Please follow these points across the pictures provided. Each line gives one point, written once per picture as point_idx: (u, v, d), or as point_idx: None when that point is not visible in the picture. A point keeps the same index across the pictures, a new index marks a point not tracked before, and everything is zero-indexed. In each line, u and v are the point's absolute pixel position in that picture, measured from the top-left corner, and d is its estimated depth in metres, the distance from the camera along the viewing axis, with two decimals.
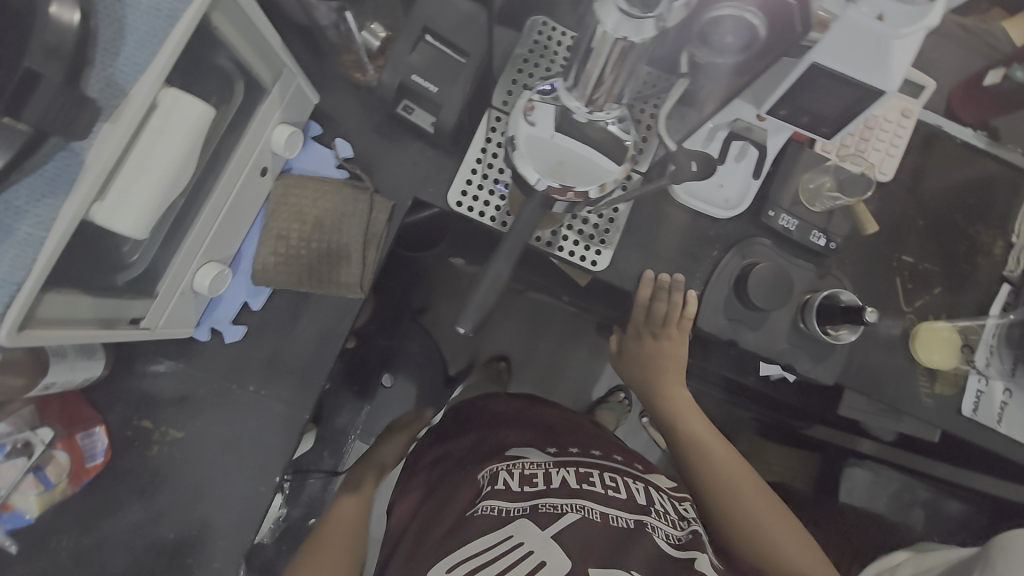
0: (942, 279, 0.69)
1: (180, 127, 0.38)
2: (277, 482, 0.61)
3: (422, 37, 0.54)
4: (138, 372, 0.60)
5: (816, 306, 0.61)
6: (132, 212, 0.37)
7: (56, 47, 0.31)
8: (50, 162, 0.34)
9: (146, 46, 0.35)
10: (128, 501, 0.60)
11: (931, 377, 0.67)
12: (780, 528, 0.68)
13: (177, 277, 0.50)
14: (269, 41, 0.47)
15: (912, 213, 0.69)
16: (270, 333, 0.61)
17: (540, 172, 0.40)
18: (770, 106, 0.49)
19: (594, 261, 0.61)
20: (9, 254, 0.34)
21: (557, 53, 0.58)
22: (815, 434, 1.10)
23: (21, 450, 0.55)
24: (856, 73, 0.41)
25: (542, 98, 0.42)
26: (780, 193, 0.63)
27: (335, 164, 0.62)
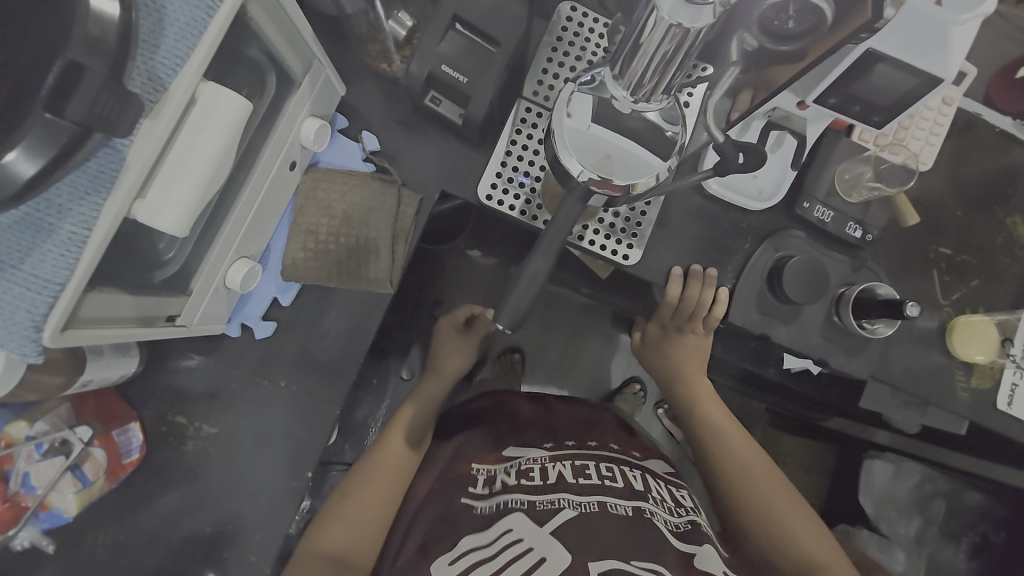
0: (980, 271, 0.68)
1: (221, 122, 0.37)
2: (308, 476, 0.61)
3: (452, 25, 0.53)
4: (169, 368, 0.60)
5: (852, 300, 0.60)
6: (180, 208, 0.37)
7: (99, 39, 0.31)
8: (93, 158, 0.33)
9: (186, 39, 0.34)
10: (162, 496, 0.60)
11: (967, 370, 0.65)
12: (797, 516, 0.63)
13: (211, 274, 0.50)
14: (301, 32, 0.46)
15: (949, 203, 0.67)
16: (300, 328, 0.61)
17: (584, 164, 0.39)
18: (817, 96, 0.47)
19: (625, 255, 0.60)
20: (53, 253, 0.33)
21: (588, 40, 0.56)
22: (834, 426, 1.10)
23: (59, 449, 0.56)
24: (915, 60, 0.41)
25: (582, 88, 0.40)
26: (816, 183, 0.61)
27: (362, 157, 0.61)
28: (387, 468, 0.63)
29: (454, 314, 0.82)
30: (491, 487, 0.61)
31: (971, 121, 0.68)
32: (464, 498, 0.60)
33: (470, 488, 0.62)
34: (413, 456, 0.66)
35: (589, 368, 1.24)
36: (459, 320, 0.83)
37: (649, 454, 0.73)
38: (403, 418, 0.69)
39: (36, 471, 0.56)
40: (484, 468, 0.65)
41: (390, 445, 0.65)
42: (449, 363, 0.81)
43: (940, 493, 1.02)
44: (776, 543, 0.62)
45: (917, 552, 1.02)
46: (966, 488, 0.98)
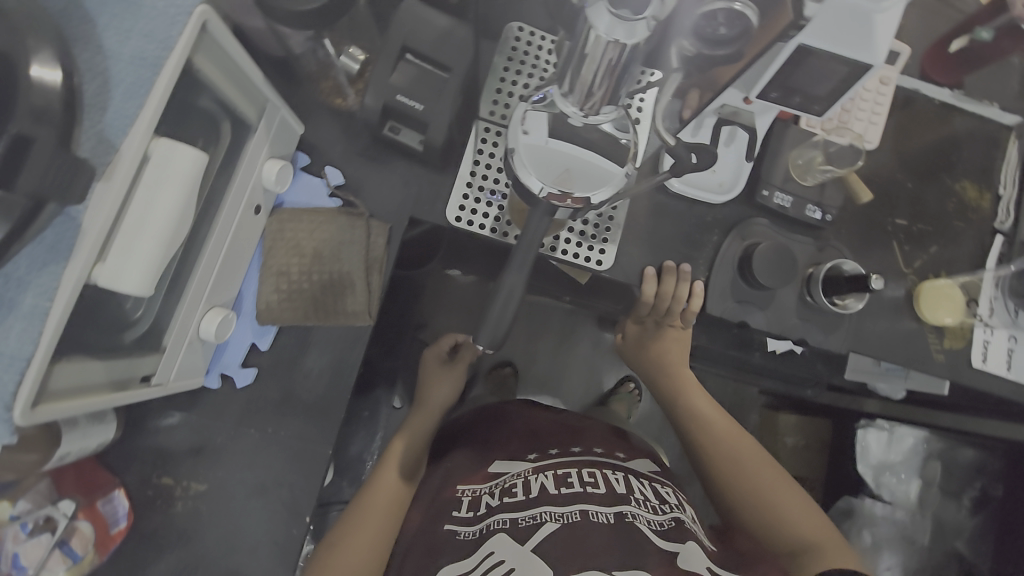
0: (937, 237, 0.70)
1: (175, 177, 0.37)
2: (307, 522, 0.60)
3: (403, 55, 0.53)
4: (150, 429, 0.59)
5: (822, 279, 0.62)
6: (135, 269, 0.36)
7: (44, 108, 0.30)
8: (49, 228, 0.33)
9: (134, 98, 0.34)
10: (155, 563, 0.58)
11: (939, 333, 0.68)
12: (786, 496, 0.63)
13: (185, 325, 0.49)
14: (251, 76, 0.47)
15: (899, 176, 0.70)
16: (282, 371, 0.60)
17: (544, 181, 0.40)
18: (761, 90, 0.49)
19: (599, 260, 0.61)
20: (16, 328, 0.32)
21: (538, 57, 0.58)
22: (822, 401, 1.12)
23: (44, 526, 0.54)
24: (846, 50, 0.43)
25: (535, 106, 0.41)
26: (772, 170, 0.63)
27: (327, 193, 0.61)
28: (382, 502, 0.63)
29: (439, 344, 0.83)
30: (477, 509, 0.59)
31: (909, 97, 0.72)
32: (447, 525, 0.58)
33: (454, 512, 0.60)
34: (405, 488, 0.66)
35: (580, 374, 1.24)
36: (444, 351, 0.84)
37: (635, 454, 0.72)
38: (396, 452, 0.69)
39: (24, 552, 0.53)
40: (469, 489, 0.63)
41: (383, 479, 0.65)
42: (436, 393, 0.80)
43: (935, 454, 1.03)
44: (766, 525, 0.62)
45: (919, 513, 1.03)
46: (958, 445, 0.98)
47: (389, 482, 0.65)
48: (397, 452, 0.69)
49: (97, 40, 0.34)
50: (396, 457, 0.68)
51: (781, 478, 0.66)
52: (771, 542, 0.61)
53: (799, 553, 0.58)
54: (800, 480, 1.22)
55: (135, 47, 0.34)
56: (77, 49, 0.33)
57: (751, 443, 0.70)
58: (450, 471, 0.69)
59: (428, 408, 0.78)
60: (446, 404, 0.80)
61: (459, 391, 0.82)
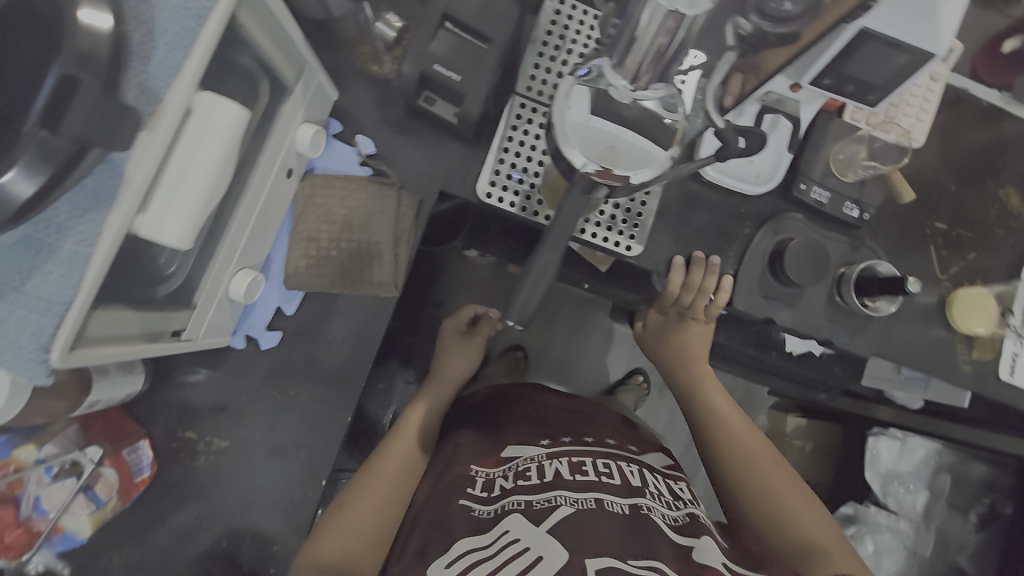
0: (976, 244, 0.68)
1: (214, 131, 0.37)
2: (323, 485, 0.61)
3: (442, 24, 0.52)
4: (176, 384, 0.60)
5: (854, 280, 0.61)
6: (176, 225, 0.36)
7: (90, 54, 0.30)
8: (90, 176, 0.33)
9: (178, 50, 0.34)
10: (176, 513, 0.60)
11: (968, 343, 0.66)
12: (798, 502, 0.63)
13: (214, 286, 0.50)
14: (291, 37, 0.46)
15: (942, 178, 0.68)
16: (306, 337, 0.60)
17: (588, 156, 0.39)
18: (812, 77, 0.48)
19: (628, 246, 0.60)
20: (55, 273, 0.33)
21: (579, 32, 0.56)
22: (836, 405, 1.11)
23: (70, 470, 0.55)
24: (908, 37, 0.42)
25: (579, 80, 0.40)
26: (812, 163, 0.61)
27: (358, 162, 0.61)
28: (389, 470, 0.63)
29: (458, 317, 0.84)
30: (491, 490, 0.60)
31: (958, 96, 0.69)
32: (461, 500, 0.58)
33: (467, 489, 0.60)
34: (416, 458, 0.66)
35: (592, 362, 1.24)
36: (462, 325, 0.84)
37: (647, 448, 0.71)
38: (413, 421, 0.70)
39: (47, 495, 0.54)
40: (482, 470, 0.63)
41: (395, 448, 0.66)
42: (453, 364, 0.81)
43: (945, 468, 1.02)
44: (777, 528, 0.61)
45: (925, 526, 1.02)
46: (971, 461, 0.97)
47: (398, 453, 0.65)
48: (410, 425, 0.69)
49: None
50: (411, 427, 0.69)
51: (796, 485, 0.65)
52: (780, 545, 0.60)
53: (806, 557, 0.57)
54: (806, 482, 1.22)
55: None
56: None
57: (767, 445, 0.69)
58: (462, 447, 0.68)
59: (444, 380, 0.78)
60: (461, 378, 0.80)
61: (474, 366, 0.82)
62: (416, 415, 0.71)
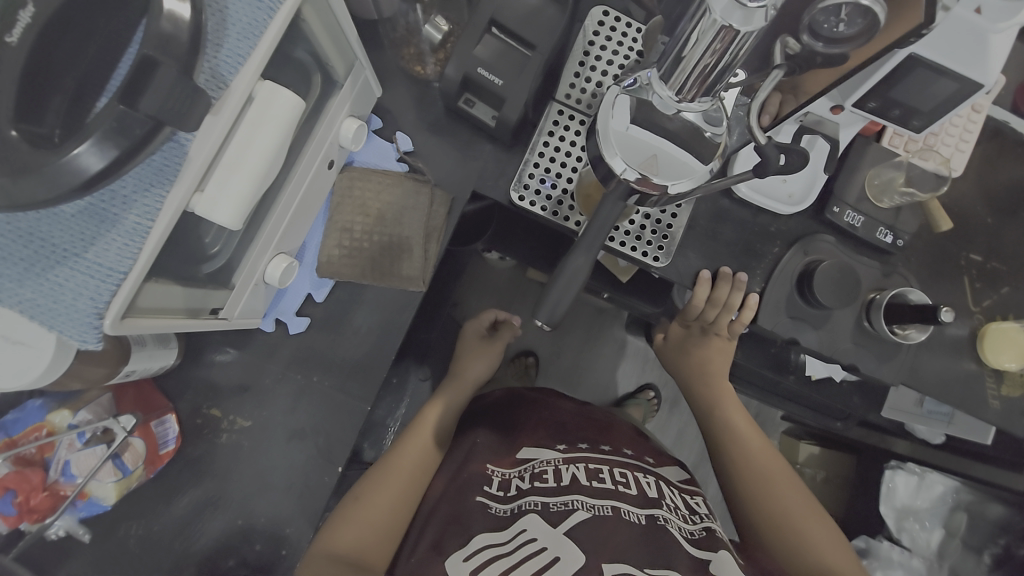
0: (1011, 278, 0.67)
1: (273, 118, 0.38)
2: (339, 472, 0.62)
3: (488, 29, 0.54)
4: (204, 362, 0.62)
5: (884, 306, 0.60)
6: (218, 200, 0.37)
7: (170, 37, 0.31)
8: (158, 152, 0.34)
9: (247, 39, 0.35)
10: (196, 487, 0.61)
11: (998, 378, 0.65)
12: (816, 527, 0.62)
13: (252, 268, 0.51)
14: (347, 35, 0.48)
15: (979, 209, 0.67)
16: (333, 325, 0.62)
17: (629, 163, 0.40)
18: (856, 100, 0.48)
19: (656, 257, 0.61)
20: (117, 243, 0.34)
21: (621, 43, 0.57)
22: (853, 434, 1.09)
23: (101, 437, 0.56)
24: (958, 66, 0.42)
25: (626, 90, 0.41)
26: (846, 187, 0.61)
27: (395, 157, 0.62)
28: (406, 464, 0.64)
29: (480, 320, 0.84)
30: (507, 490, 0.61)
31: (999, 128, 0.68)
32: (478, 497, 0.59)
33: (484, 487, 0.61)
34: (432, 454, 0.67)
35: (605, 373, 1.24)
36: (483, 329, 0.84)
37: (663, 460, 0.71)
38: (429, 417, 0.71)
39: (77, 460, 0.55)
40: (499, 470, 0.64)
41: (412, 442, 0.67)
42: (470, 367, 0.81)
43: (962, 506, 0.98)
44: (793, 551, 0.60)
45: (938, 564, 1.00)
46: (987, 501, 0.92)
47: (415, 448, 0.66)
48: (427, 422, 0.70)
49: None
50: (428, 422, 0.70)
51: (814, 508, 0.64)
52: (795, 568, 0.59)
53: None
54: None
55: None
56: None
57: (785, 466, 0.68)
58: (478, 447, 0.69)
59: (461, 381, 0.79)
60: (479, 381, 0.80)
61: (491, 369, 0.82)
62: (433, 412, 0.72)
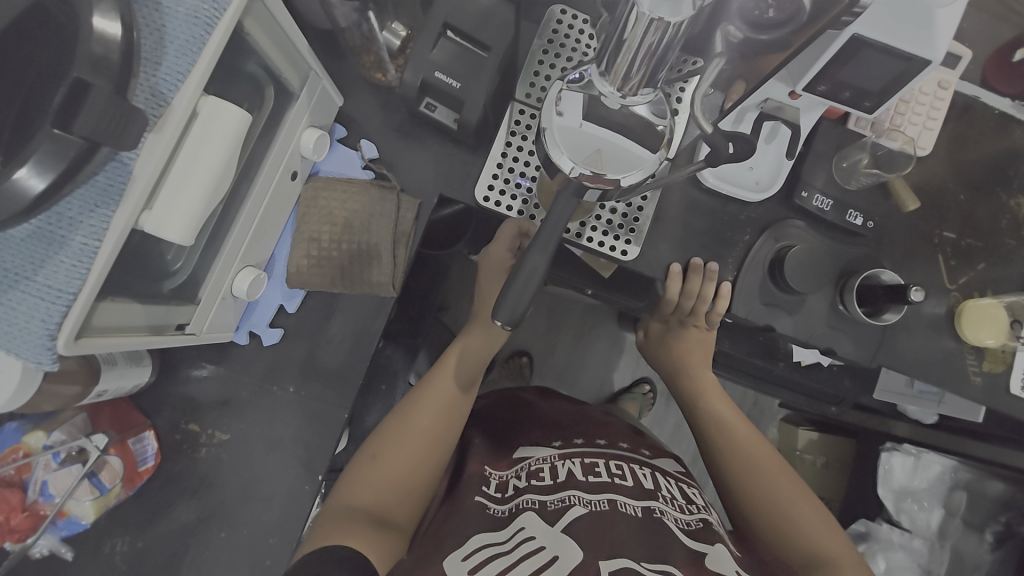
0: (987, 254, 0.66)
1: (218, 135, 0.39)
2: (319, 480, 0.62)
3: (444, 33, 0.54)
4: (181, 378, 0.62)
5: (856, 288, 0.60)
6: (197, 197, 0.39)
7: (102, 57, 0.32)
8: (101, 172, 0.34)
9: (186, 55, 0.36)
10: (179, 502, 0.62)
11: (978, 354, 0.64)
12: (807, 511, 0.61)
13: (218, 283, 0.51)
14: (297, 46, 0.48)
15: (951, 187, 0.66)
16: (306, 334, 0.62)
17: (575, 160, 0.39)
18: (807, 83, 0.48)
19: (624, 251, 0.60)
20: (65, 263, 0.35)
21: (579, 40, 0.57)
22: (846, 418, 1.08)
23: (76, 457, 0.57)
24: (901, 43, 0.41)
25: (571, 86, 0.41)
26: (813, 171, 0.61)
27: (361, 165, 0.62)
28: (426, 422, 0.63)
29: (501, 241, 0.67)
30: (505, 491, 0.60)
31: (968, 105, 0.67)
32: (477, 497, 0.58)
33: (482, 487, 0.61)
34: (457, 407, 0.66)
35: (596, 369, 1.23)
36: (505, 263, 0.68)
37: (658, 452, 0.72)
38: (450, 363, 0.68)
39: (54, 480, 0.56)
40: (497, 472, 0.64)
41: (431, 398, 0.65)
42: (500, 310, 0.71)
43: (961, 484, 0.97)
44: (784, 536, 0.60)
45: (940, 544, 0.99)
46: (987, 478, 0.92)
47: (436, 404, 0.65)
48: (447, 371, 0.67)
49: None
50: (449, 374, 0.67)
51: (802, 492, 0.64)
52: (789, 554, 0.59)
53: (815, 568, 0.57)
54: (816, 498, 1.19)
55: (190, 6, 0.36)
56: (137, 5, 0.35)
57: (771, 452, 0.68)
58: (479, 448, 0.70)
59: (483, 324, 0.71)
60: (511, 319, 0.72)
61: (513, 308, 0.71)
62: (456, 356, 0.69)
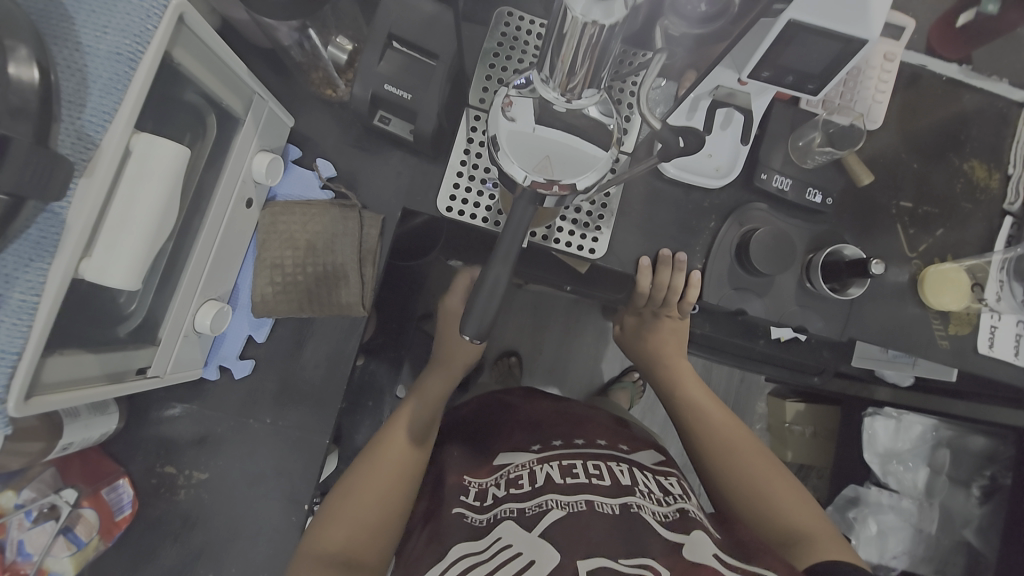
0: (944, 219, 0.68)
1: (157, 173, 0.38)
2: (306, 509, 0.61)
3: (390, 43, 0.52)
4: (153, 420, 0.61)
5: (821, 265, 0.61)
6: (140, 240, 0.38)
7: (21, 107, 0.31)
8: (33, 226, 0.33)
9: (111, 94, 0.35)
10: (162, 547, 0.60)
11: (943, 319, 0.66)
12: (783, 490, 0.62)
13: (178, 320, 0.50)
14: (235, 71, 0.46)
15: (905, 156, 0.68)
16: (279, 361, 0.61)
17: (527, 169, 0.39)
18: (752, 70, 0.49)
19: (592, 248, 0.60)
20: (5, 323, 0.33)
21: (528, 42, 0.56)
22: (829, 387, 1.11)
23: (48, 514, 0.55)
24: (837, 25, 0.42)
25: (519, 92, 0.41)
26: (770, 154, 0.62)
27: (319, 185, 0.61)
28: (393, 458, 0.62)
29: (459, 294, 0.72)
30: (484, 499, 0.60)
31: (916, 73, 0.69)
32: (456, 508, 0.59)
33: (461, 497, 0.61)
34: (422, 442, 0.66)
35: (584, 363, 1.24)
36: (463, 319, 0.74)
37: (639, 445, 0.72)
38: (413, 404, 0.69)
39: (30, 538, 0.54)
40: (475, 480, 0.64)
41: (395, 433, 0.65)
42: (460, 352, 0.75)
43: (944, 441, 1.00)
44: (763, 518, 0.61)
45: (928, 502, 1.01)
46: (969, 433, 0.95)
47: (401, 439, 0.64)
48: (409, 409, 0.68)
49: (75, 37, 0.34)
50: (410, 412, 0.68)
51: (779, 472, 0.65)
52: (769, 533, 0.60)
53: (792, 545, 0.57)
54: (809, 468, 1.21)
55: (110, 43, 0.34)
56: (55, 46, 0.34)
57: (747, 436, 0.69)
58: (460, 459, 0.69)
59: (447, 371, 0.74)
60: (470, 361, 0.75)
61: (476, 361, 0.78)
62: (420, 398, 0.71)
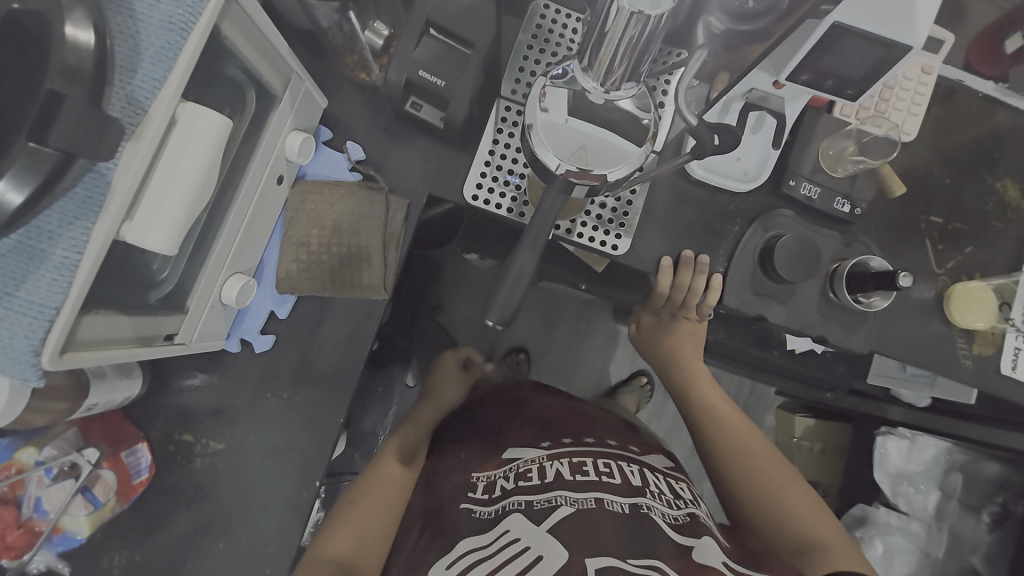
0: (974, 237, 0.67)
1: (198, 140, 0.38)
2: (316, 487, 0.62)
3: (426, 31, 0.53)
4: (173, 388, 0.62)
5: (845, 275, 0.60)
6: (180, 204, 0.38)
7: (76, 67, 0.32)
8: (79, 185, 0.34)
9: (162, 61, 0.35)
10: (175, 513, 0.61)
11: (968, 338, 0.65)
12: (796, 496, 0.62)
13: (206, 291, 0.51)
14: (277, 48, 0.47)
15: (937, 171, 0.67)
16: (298, 339, 0.62)
17: (561, 157, 0.39)
18: (790, 72, 0.48)
19: (615, 245, 0.60)
20: (46, 278, 0.34)
21: (563, 36, 0.57)
22: (843, 404, 1.09)
23: (68, 472, 0.57)
24: (881, 30, 0.41)
25: (554, 82, 0.41)
26: (800, 160, 0.61)
27: (348, 167, 0.62)
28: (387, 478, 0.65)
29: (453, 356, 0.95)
30: (492, 492, 0.60)
31: (953, 88, 0.68)
32: (464, 504, 0.59)
33: (469, 493, 0.61)
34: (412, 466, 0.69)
35: (594, 363, 1.24)
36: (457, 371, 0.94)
37: (648, 448, 0.72)
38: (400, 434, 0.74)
39: (48, 496, 0.57)
40: (484, 474, 0.64)
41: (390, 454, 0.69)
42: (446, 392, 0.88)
43: (957, 466, 0.98)
44: (775, 524, 0.60)
45: (937, 526, 0.99)
46: (983, 459, 0.93)
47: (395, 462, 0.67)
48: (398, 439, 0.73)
49: (130, 4, 0.35)
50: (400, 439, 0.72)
51: (793, 478, 0.64)
52: (780, 541, 0.59)
53: (805, 553, 0.56)
54: (816, 485, 1.19)
55: (164, 11, 0.35)
56: (110, 12, 0.35)
57: (761, 441, 0.68)
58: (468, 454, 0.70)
59: (437, 404, 0.84)
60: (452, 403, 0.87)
61: (462, 396, 0.90)
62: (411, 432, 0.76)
